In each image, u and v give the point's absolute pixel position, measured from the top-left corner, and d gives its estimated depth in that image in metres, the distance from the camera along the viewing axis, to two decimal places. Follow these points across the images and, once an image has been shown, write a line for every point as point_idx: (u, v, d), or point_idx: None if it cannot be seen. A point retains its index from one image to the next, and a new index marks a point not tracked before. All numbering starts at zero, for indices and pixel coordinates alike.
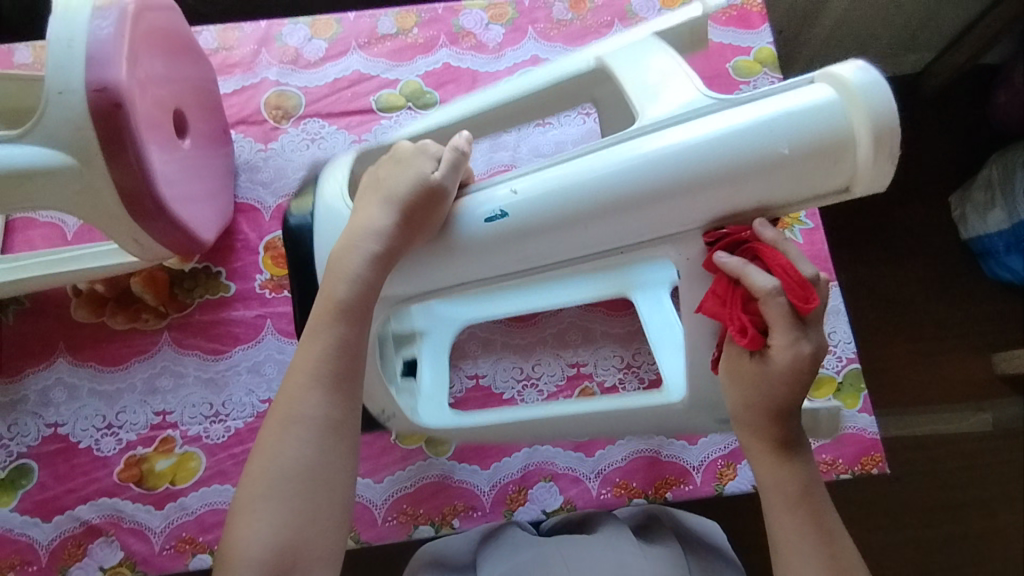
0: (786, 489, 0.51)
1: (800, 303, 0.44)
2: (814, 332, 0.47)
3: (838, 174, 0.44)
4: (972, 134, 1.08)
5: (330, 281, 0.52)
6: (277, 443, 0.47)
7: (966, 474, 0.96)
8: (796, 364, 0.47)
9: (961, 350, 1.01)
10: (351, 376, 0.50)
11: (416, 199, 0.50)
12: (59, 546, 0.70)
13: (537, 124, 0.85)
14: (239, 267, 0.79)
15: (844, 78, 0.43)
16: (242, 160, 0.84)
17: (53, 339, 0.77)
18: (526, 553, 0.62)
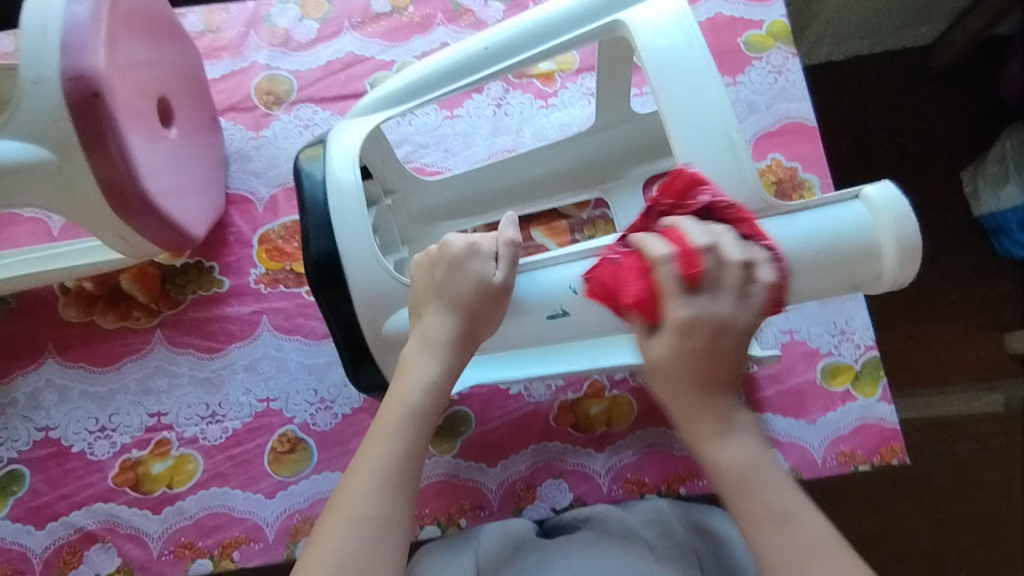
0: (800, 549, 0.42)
1: (686, 270, 0.43)
2: (712, 297, 0.43)
3: (865, 273, 0.52)
4: (986, 106, 1.03)
5: (400, 384, 0.53)
6: (332, 541, 0.47)
7: (979, 457, 0.94)
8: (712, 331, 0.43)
9: (972, 330, 0.98)
10: (412, 480, 0.51)
11: (484, 302, 0.54)
12: (54, 554, 0.68)
13: (540, 106, 0.81)
14: (232, 261, 0.76)
15: (870, 196, 0.51)
16: (232, 149, 0.80)
17: (41, 339, 0.75)
18: (531, 556, 0.61)
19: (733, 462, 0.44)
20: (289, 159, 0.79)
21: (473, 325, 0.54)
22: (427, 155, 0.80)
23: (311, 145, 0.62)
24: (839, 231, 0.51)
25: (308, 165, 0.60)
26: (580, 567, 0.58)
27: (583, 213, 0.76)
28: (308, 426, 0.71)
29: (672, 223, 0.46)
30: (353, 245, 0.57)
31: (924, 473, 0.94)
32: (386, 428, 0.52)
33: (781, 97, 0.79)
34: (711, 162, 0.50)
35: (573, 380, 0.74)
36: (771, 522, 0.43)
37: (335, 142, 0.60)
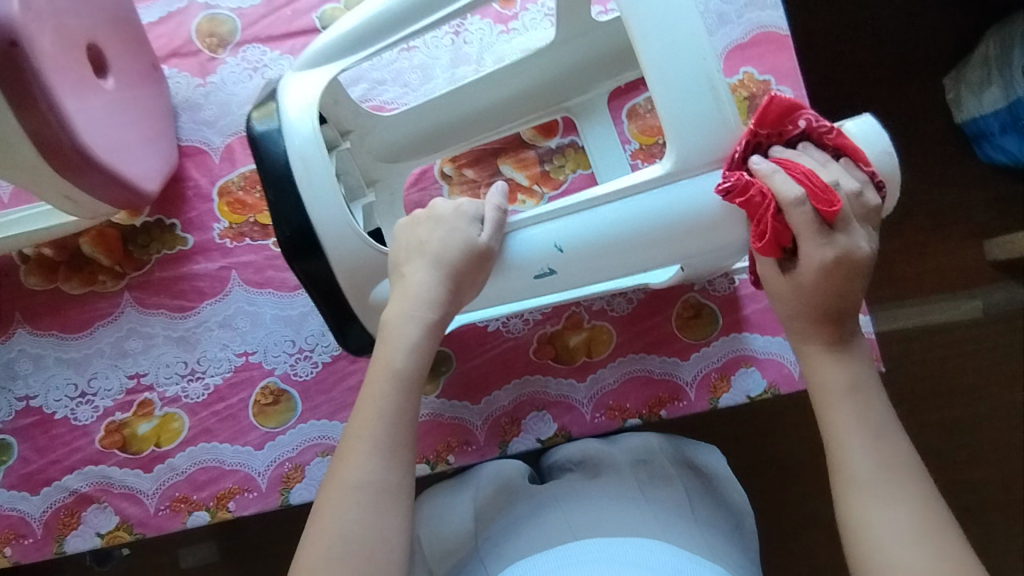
0: (881, 467, 0.48)
1: (825, 208, 0.47)
2: (842, 232, 0.48)
3: None
4: (968, 4, 0.99)
5: (384, 349, 0.53)
6: (334, 511, 0.48)
7: (955, 361, 0.97)
8: (847, 270, 0.48)
9: (954, 238, 0.98)
10: (407, 443, 0.51)
11: (467, 266, 0.53)
12: (52, 517, 0.69)
13: (500, 31, 0.77)
14: (194, 217, 0.74)
15: (849, 128, 0.52)
16: (180, 98, 0.76)
17: (9, 309, 0.73)
18: (523, 508, 0.63)
19: (834, 375, 0.51)
20: (241, 105, 0.76)
21: (455, 290, 0.53)
22: (386, 92, 0.77)
23: (261, 103, 0.57)
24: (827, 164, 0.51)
25: (262, 129, 0.55)
26: (575, 517, 0.59)
27: (550, 143, 0.75)
28: (289, 377, 0.71)
29: (761, 171, 0.48)
30: (322, 215, 0.54)
31: (900, 381, 0.97)
32: (374, 393, 0.52)
33: (753, 4, 0.75)
34: (688, 102, 0.49)
35: (551, 314, 0.74)
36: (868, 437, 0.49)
37: (289, 98, 0.55)
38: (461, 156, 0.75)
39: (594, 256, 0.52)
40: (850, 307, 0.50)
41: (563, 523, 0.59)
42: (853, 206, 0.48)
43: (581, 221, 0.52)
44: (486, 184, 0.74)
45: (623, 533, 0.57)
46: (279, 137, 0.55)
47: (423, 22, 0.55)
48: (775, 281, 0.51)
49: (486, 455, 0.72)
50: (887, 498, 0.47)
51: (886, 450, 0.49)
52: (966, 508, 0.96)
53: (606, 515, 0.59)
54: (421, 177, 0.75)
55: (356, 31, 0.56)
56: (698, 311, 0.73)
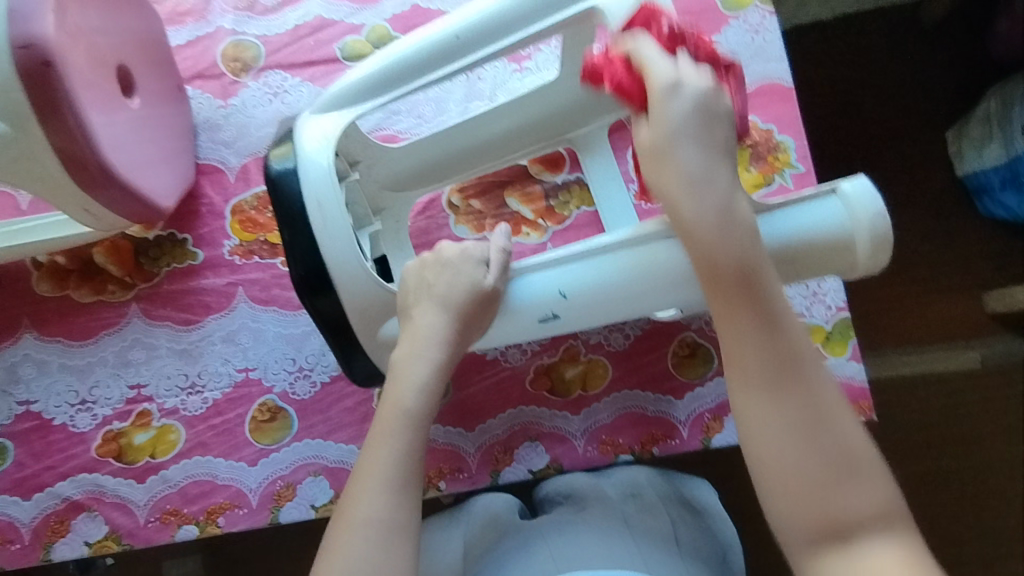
0: (786, 355, 0.46)
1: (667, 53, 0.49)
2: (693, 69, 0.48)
3: (839, 265, 0.51)
4: (969, 65, 1.02)
5: (393, 388, 0.54)
6: (341, 551, 0.50)
7: (950, 412, 0.97)
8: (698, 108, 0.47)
9: (952, 290, 0.99)
10: (414, 479, 0.53)
11: (473, 307, 0.54)
12: (42, 523, 0.70)
13: (513, 69, 0.80)
14: (205, 233, 0.76)
15: (843, 189, 0.50)
16: (201, 118, 0.79)
17: (17, 314, 0.75)
18: (511, 542, 0.65)
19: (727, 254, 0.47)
20: (259, 128, 0.78)
21: (460, 331, 0.55)
22: (400, 122, 0.79)
23: (278, 142, 0.59)
24: (813, 226, 0.50)
25: (279, 168, 0.57)
26: (556, 550, 0.61)
27: (557, 178, 0.77)
28: (287, 395, 0.72)
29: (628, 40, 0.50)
30: (335, 251, 0.56)
31: (894, 429, 0.97)
32: (384, 432, 0.53)
33: (758, 56, 0.78)
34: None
35: (549, 345, 0.75)
36: (766, 324, 0.46)
37: (306, 137, 0.57)
38: (468, 188, 0.77)
39: (597, 302, 0.54)
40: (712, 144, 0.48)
41: (545, 556, 0.61)
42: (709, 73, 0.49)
43: (589, 268, 0.53)
44: (491, 216, 0.76)
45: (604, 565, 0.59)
46: (296, 173, 0.56)
47: (441, 70, 0.57)
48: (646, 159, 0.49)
49: (477, 483, 0.72)
50: (785, 389, 0.45)
51: (785, 325, 0.46)
52: (959, 562, 0.95)
53: (596, 551, 0.61)
54: (429, 206, 0.77)
55: (375, 75, 0.58)
56: (694, 350, 0.74)
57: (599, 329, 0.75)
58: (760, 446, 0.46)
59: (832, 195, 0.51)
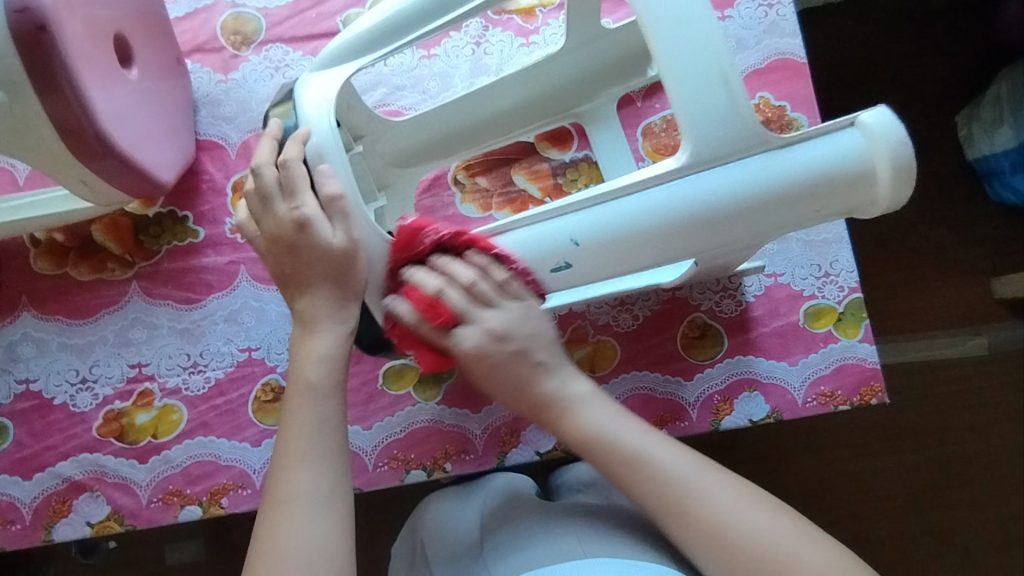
0: (685, 472, 0.50)
1: (435, 319, 0.53)
2: (474, 315, 0.53)
3: (857, 201, 0.47)
4: (982, 45, 1.00)
5: (297, 368, 0.54)
6: (283, 527, 0.48)
7: (957, 399, 0.96)
8: (493, 350, 0.53)
9: (958, 276, 0.98)
10: (332, 448, 0.52)
11: (336, 266, 0.53)
12: (43, 503, 0.68)
13: (520, 44, 0.78)
14: (206, 210, 0.74)
15: (862, 120, 0.46)
16: (201, 93, 0.77)
17: (16, 292, 0.73)
18: (533, 524, 0.61)
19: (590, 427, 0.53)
20: (260, 103, 0.76)
21: (342, 288, 0.54)
22: (403, 97, 0.77)
23: (278, 102, 0.57)
24: (832, 161, 0.46)
25: (282, 126, 0.56)
26: (585, 533, 0.57)
27: (564, 156, 0.75)
28: None
29: (409, 278, 0.53)
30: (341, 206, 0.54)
31: (900, 417, 0.96)
32: (297, 413, 0.53)
33: (771, 32, 0.76)
34: (698, 90, 0.47)
35: (557, 325, 0.74)
36: (632, 475, 0.51)
37: (305, 96, 0.55)
38: (475, 165, 0.76)
39: (608, 253, 0.50)
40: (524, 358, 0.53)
41: (572, 538, 0.57)
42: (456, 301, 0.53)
43: (601, 215, 0.49)
44: (499, 194, 0.75)
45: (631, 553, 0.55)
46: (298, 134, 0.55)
47: (444, 20, 0.54)
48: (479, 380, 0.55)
49: (484, 465, 0.71)
50: (698, 495, 0.49)
51: (655, 469, 0.50)
52: (962, 548, 0.95)
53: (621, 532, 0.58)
54: (434, 183, 0.75)
55: (376, 27, 0.55)
56: (704, 331, 0.73)
57: (607, 310, 0.74)
58: (707, 551, 0.48)
59: (850, 127, 0.47)
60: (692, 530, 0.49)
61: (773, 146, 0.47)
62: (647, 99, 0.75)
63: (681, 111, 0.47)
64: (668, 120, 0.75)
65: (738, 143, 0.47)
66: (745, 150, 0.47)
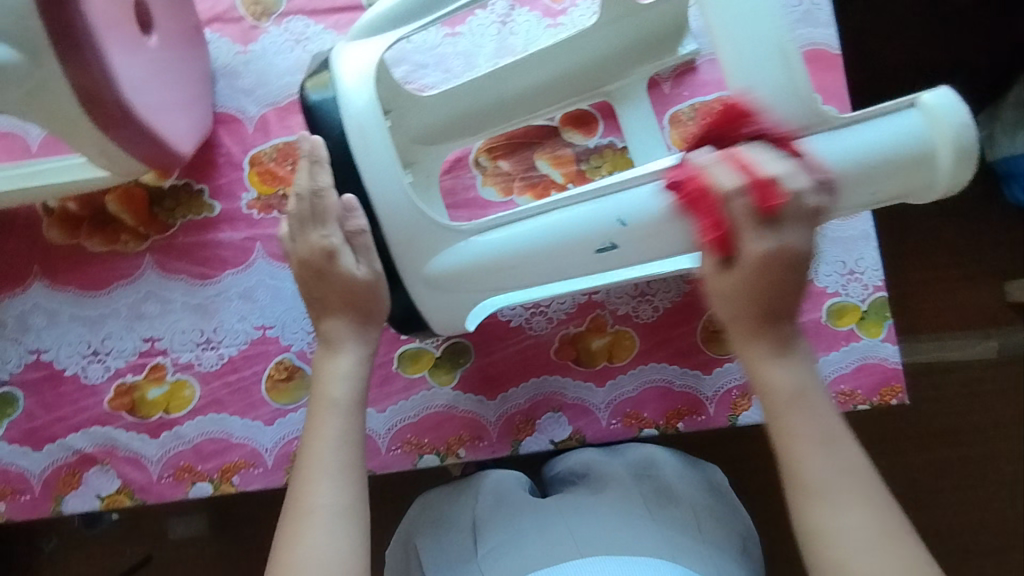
0: (840, 482, 0.45)
1: (760, 202, 0.42)
2: (789, 228, 0.43)
3: (917, 183, 0.47)
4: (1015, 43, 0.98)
5: (322, 383, 0.53)
6: (303, 541, 0.47)
7: (964, 401, 0.96)
8: (785, 262, 0.43)
9: (973, 278, 0.97)
10: (355, 464, 0.51)
11: (359, 300, 0.54)
12: (53, 475, 0.68)
13: (548, 24, 0.76)
14: (223, 184, 0.73)
15: (922, 101, 0.46)
16: (219, 64, 0.75)
17: (27, 261, 0.72)
18: (528, 520, 0.62)
19: (783, 383, 0.46)
20: (280, 76, 0.75)
21: (365, 319, 0.55)
22: (426, 76, 0.76)
23: (313, 72, 0.55)
24: (891, 142, 0.46)
25: (316, 98, 0.53)
26: (580, 530, 0.59)
27: (589, 141, 0.74)
28: (305, 354, 0.70)
29: (739, 149, 0.43)
30: (379, 182, 0.51)
31: (907, 417, 0.96)
32: (320, 428, 0.52)
33: (805, 21, 0.74)
34: (761, 68, 0.45)
35: (576, 314, 0.73)
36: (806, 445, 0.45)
37: (344, 66, 0.52)
38: (498, 147, 0.74)
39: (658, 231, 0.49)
40: (790, 286, 0.44)
41: (567, 537, 0.58)
42: (797, 207, 0.43)
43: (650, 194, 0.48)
44: (521, 178, 0.73)
45: (624, 548, 0.57)
46: (334, 107, 0.52)
47: None
48: (713, 282, 0.46)
49: (498, 452, 0.70)
50: (844, 508, 0.44)
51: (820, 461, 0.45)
52: (966, 551, 0.95)
53: (616, 538, 0.58)
54: (455, 164, 0.74)
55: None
56: (725, 324, 0.72)
57: (627, 300, 0.73)
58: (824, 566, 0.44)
59: (910, 109, 0.47)
60: (809, 530, 0.45)
61: (830, 125, 0.47)
62: (676, 86, 0.74)
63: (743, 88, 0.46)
64: (697, 109, 0.73)
65: (798, 122, 0.46)
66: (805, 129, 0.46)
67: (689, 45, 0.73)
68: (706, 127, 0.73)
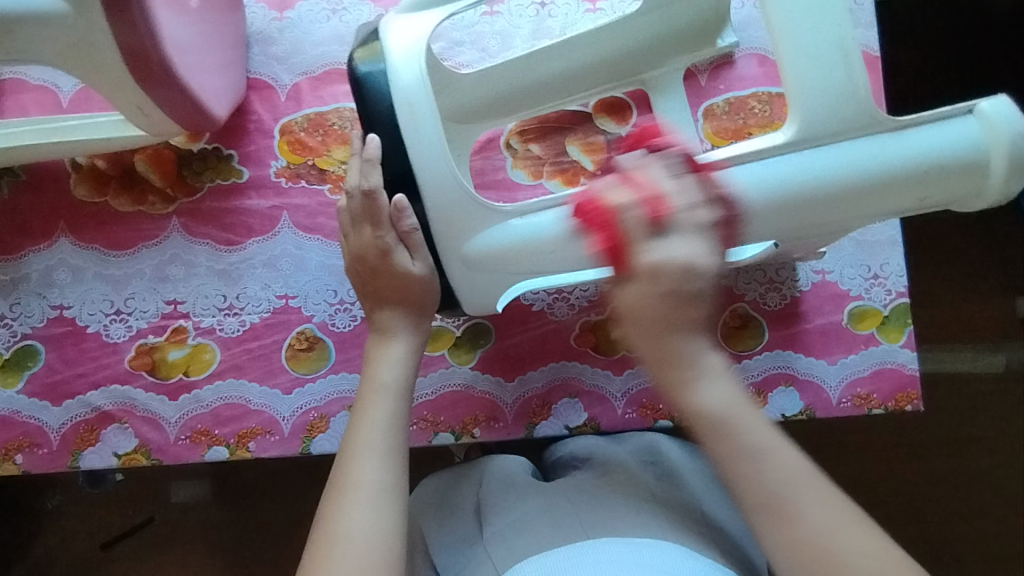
0: (799, 486, 0.44)
1: (652, 213, 0.45)
2: (676, 239, 0.45)
3: (967, 191, 0.47)
4: None
5: (374, 369, 0.56)
6: (346, 513, 0.48)
7: (969, 413, 0.96)
8: (682, 279, 0.44)
9: (987, 290, 0.97)
10: (401, 445, 0.53)
11: (413, 294, 0.57)
12: (71, 430, 0.68)
13: (586, 9, 0.75)
14: (253, 150, 0.73)
15: (980, 108, 0.46)
16: (254, 29, 0.75)
17: (53, 216, 0.72)
18: (532, 504, 0.59)
19: (706, 404, 0.46)
20: (314, 45, 0.75)
21: (417, 310, 0.58)
22: (461, 54, 0.75)
23: (363, 42, 0.54)
24: (944, 148, 0.46)
25: (366, 69, 0.52)
26: (588, 514, 0.56)
27: (622, 129, 0.74)
28: (326, 326, 0.70)
29: (631, 168, 0.47)
30: (425, 157, 0.51)
31: (911, 426, 0.96)
32: (370, 408, 0.54)
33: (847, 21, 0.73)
34: (815, 69, 0.46)
35: (598, 302, 0.73)
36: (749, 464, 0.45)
37: (395, 39, 0.52)
38: (529, 131, 0.74)
39: None
40: (685, 309, 0.44)
41: (575, 520, 0.55)
42: (686, 227, 0.45)
43: None
44: (551, 162, 0.73)
45: (633, 529, 0.54)
46: (384, 79, 0.52)
47: None
48: (623, 307, 0.46)
49: (513, 434, 0.71)
50: (799, 514, 0.43)
51: (769, 471, 0.44)
52: (967, 563, 0.94)
53: (627, 516, 0.56)
54: (486, 145, 0.74)
55: None
56: (745, 321, 0.72)
57: None
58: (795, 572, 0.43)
59: (967, 115, 0.47)
60: (793, 547, 0.43)
61: (885, 127, 0.47)
62: (712, 79, 0.73)
63: (794, 87, 0.47)
64: (732, 103, 0.73)
65: (851, 124, 0.47)
66: (857, 130, 0.47)
67: (728, 38, 0.72)
68: (740, 122, 0.72)
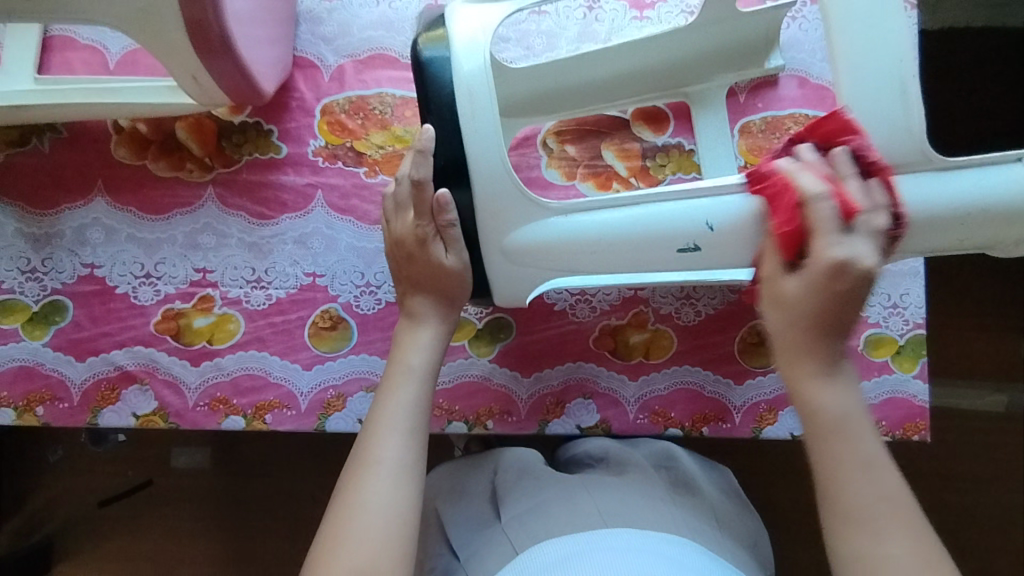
0: (902, 498, 0.45)
1: (845, 210, 0.47)
2: (859, 237, 0.47)
3: (1001, 234, 0.53)
4: None
5: (400, 352, 0.57)
6: (364, 487, 0.50)
7: (966, 449, 0.97)
8: (841, 277, 0.46)
9: (998, 330, 0.98)
10: (420, 427, 0.54)
11: (445, 284, 0.58)
12: (92, 387, 0.69)
13: (633, 16, 0.76)
14: (292, 128, 0.73)
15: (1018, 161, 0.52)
16: (304, 8, 0.76)
17: (91, 175, 0.73)
18: (548, 491, 0.61)
19: (830, 404, 0.47)
20: (362, 29, 0.75)
21: (448, 301, 0.59)
22: (506, 50, 0.75)
23: (427, 28, 0.55)
24: (985, 193, 0.52)
25: (429, 54, 0.53)
26: (605, 503, 0.58)
27: (658, 139, 0.74)
28: (351, 306, 0.71)
29: (789, 167, 0.49)
30: (481, 146, 0.52)
31: (908, 457, 0.96)
32: (394, 390, 0.55)
33: None
34: (878, 107, 0.50)
35: (619, 307, 0.74)
36: (859, 470, 0.45)
37: (461, 28, 0.53)
38: (566, 132, 0.74)
39: (743, 237, 0.53)
40: (847, 317, 0.47)
41: (593, 507, 0.57)
42: (863, 225, 0.47)
43: (739, 203, 0.53)
44: (586, 165, 0.73)
45: (651, 524, 0.56)
46: (447, 65, 0.53)
47: None
48: (774, 296, 0.49)
49: (525, 429, 0.72)
50: (883, 530, 0.44)
51: (884, 472, 0.45)
52: None
53: (644, 512, 0.57)
54: (522, 142, 0.74)
55: None
56: (763, 339, 0.73)
57: (671, 301, 0.74)
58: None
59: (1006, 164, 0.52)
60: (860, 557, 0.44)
61: (935, 167, 0.52)
62: (751, 96, 0.74)
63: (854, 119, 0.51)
64: (769, 122, 0.73)
65: (905, 159, 0.51)
66: (910, 166, 0.51)
67: (776, 60, 0.73)
68: (775, 142, 0.73)
